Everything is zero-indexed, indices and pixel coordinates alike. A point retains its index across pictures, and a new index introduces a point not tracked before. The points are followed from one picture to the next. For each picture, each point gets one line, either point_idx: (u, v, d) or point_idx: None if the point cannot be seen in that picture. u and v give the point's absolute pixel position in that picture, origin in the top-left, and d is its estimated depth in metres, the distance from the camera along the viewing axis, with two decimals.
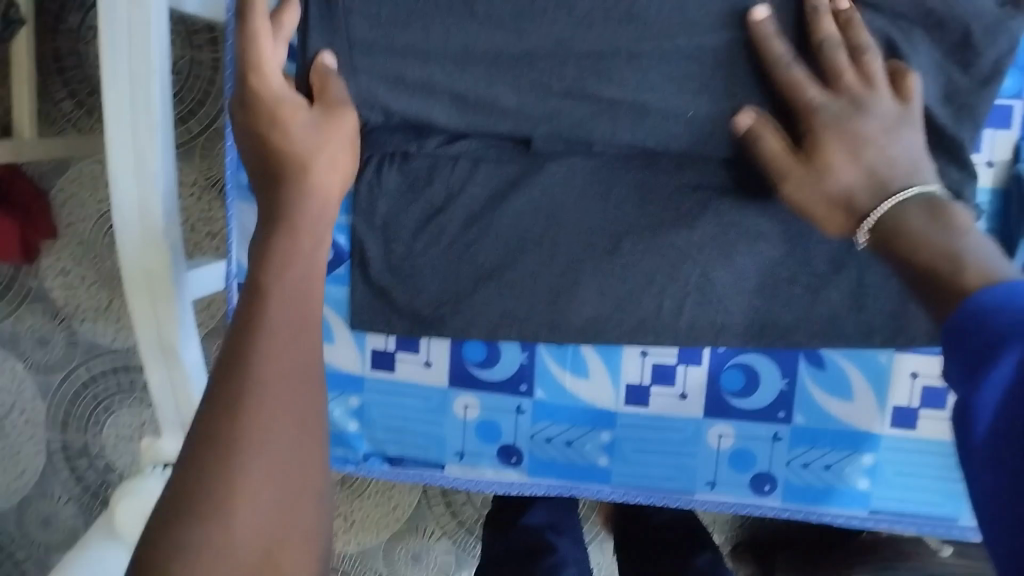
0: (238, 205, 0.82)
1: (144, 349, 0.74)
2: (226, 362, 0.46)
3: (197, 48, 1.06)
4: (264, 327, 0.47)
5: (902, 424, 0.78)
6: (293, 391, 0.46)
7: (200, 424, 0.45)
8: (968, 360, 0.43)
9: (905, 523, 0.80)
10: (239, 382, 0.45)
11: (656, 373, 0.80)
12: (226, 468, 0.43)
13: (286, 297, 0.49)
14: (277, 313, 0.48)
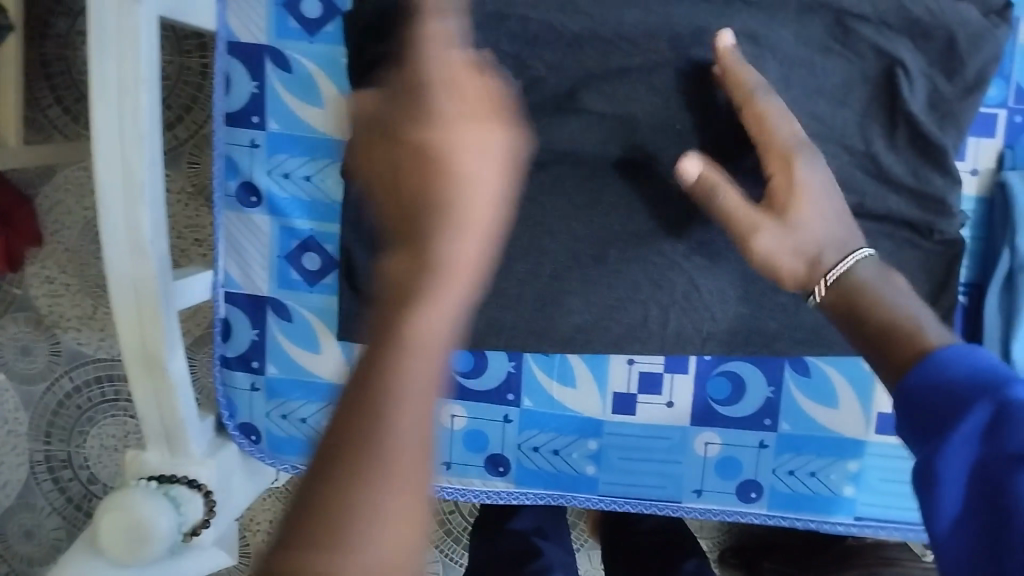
0: (224, 216, 0.81)
1: (129, 361, 0.73)
2: (342, 430, 0.38)
3: (186, 57, 1.06)
4: (394, 381, 0.39)
5: (887, 431, 0.79)
6: (416, 485, 0.38)
7: (305, 497, 0.37)
8: (934, 416, 0.48)
9: (889, 529, 0.81)
10: (342, 456, 0.38)
11: (643, 382, 0.81)
12: (319, 556, 0.36)
13: (428, 364, 0.39)
14: (410, 386, 0.39)
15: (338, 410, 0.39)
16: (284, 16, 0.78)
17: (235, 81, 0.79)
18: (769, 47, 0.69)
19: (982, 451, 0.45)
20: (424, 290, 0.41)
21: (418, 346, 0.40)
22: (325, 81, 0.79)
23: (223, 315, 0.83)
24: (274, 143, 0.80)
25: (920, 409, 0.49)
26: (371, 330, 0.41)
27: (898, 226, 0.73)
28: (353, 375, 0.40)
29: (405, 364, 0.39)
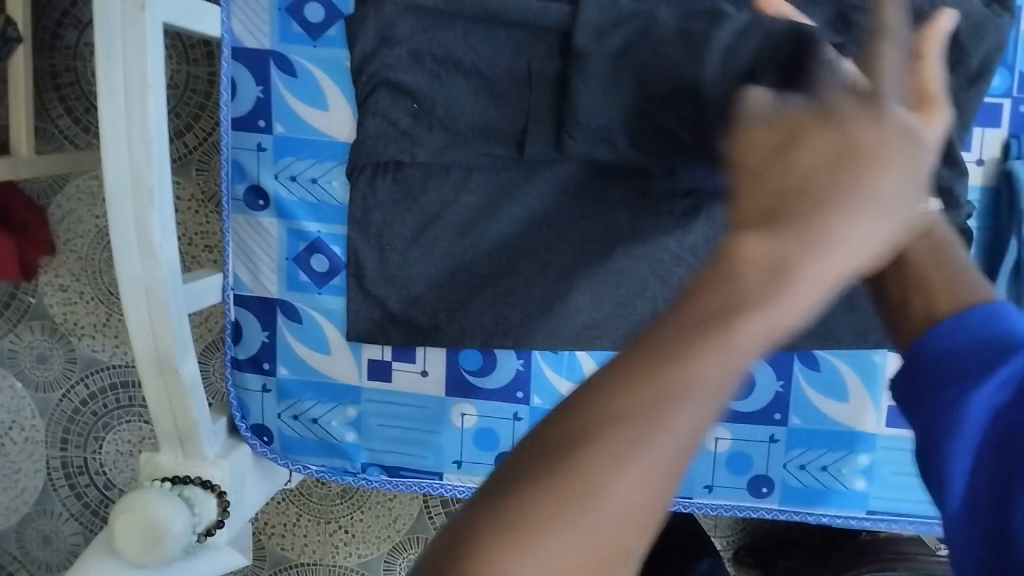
0: (234, 219, 0.82)
1: (142, 363, 0.74)
2: (561, 459, 0.34)
3: (194, 65, 1.07)
4: (681, 372, 0.34)
5: (899, 424, 0.79)
6: (615, 546, 0.33)
7: (508, 492, 0.34)
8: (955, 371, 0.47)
9: (902, 523, 0.80)
10: (596, 445, 0.33)
11: None
12: (542, 529, 0.33)
13: (670, 447, 0.34)
14: (648, 454, 0.34)
15: (618, 385, 0.34)
16: (288, 21, 0.78)
17: (241, 85, 0.80)
18: None
19: (1006, 411, 0.44)
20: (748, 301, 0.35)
21: (720, 346, 0.35)
22: (329, 84, 0.79)
23: (234, 317, 0.84)
24: (281, 147, 0.81)
25: (939, 366, 0.47)
26: (660, 379, 0.34)
27: None
28: (576, 420, 0.34)
29: (704, 368, 0.34)
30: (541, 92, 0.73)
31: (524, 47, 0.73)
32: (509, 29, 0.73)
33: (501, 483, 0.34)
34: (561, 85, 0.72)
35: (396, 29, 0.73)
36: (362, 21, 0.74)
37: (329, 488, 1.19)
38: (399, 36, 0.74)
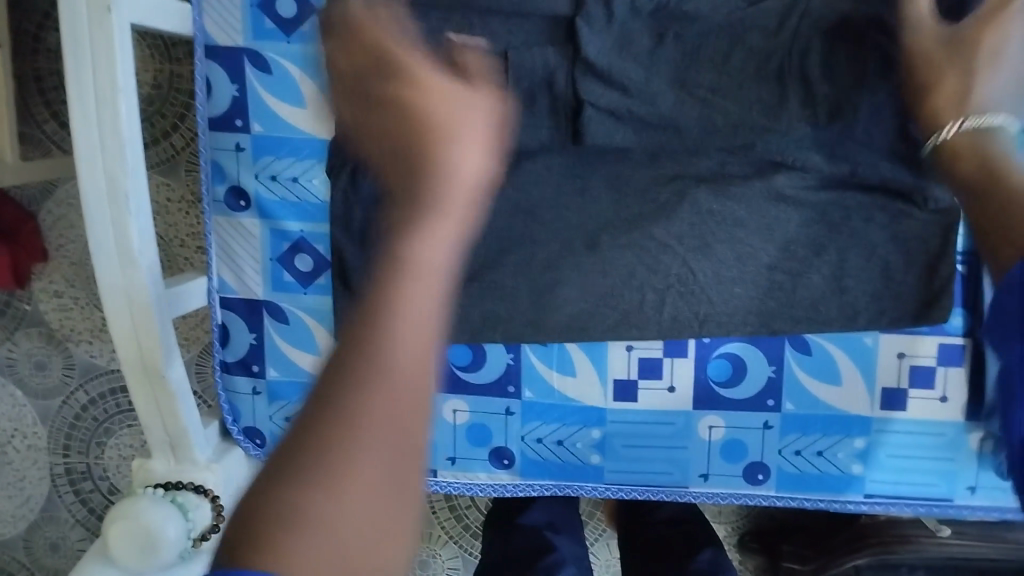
0: (216, 221, 0.82)
1: (127, 370, 0.73)
2: (323, 396, 0.38)
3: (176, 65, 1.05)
4: (392, 300, 0.38)
5: (892, 406, 0.78)
6: (401, 441, 0.37)
7: (292, 454, 0.37)
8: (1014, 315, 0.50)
9: (900, 505, 0.80)
10: (353, 384, 0.37)
11: (643, 368, 0.80)
12: (315, 485, 0.36)
13: (413, 333, 0.38)
14: (395, 358, 0.37)
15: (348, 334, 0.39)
16: (260, 17, 0.77)
17: (217, 84, 0.79)
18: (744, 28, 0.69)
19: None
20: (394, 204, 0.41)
21: (412, 278, 0.38)
22: (305, 80, 0.78)
23: (221, 320, 0.83)
24: (259, 145, 0.80)
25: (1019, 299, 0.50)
26: (380, 274, 0.39)
27: (890, 197, 0.72)
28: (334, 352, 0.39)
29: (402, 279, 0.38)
30: (520, 81, 0.71)
31: (502, 36, 0.72)
32: (484, 18, 0.72)
33: (288, 437, 0.38)
34: (539, 72, 0.71)
35: None
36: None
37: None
38: None
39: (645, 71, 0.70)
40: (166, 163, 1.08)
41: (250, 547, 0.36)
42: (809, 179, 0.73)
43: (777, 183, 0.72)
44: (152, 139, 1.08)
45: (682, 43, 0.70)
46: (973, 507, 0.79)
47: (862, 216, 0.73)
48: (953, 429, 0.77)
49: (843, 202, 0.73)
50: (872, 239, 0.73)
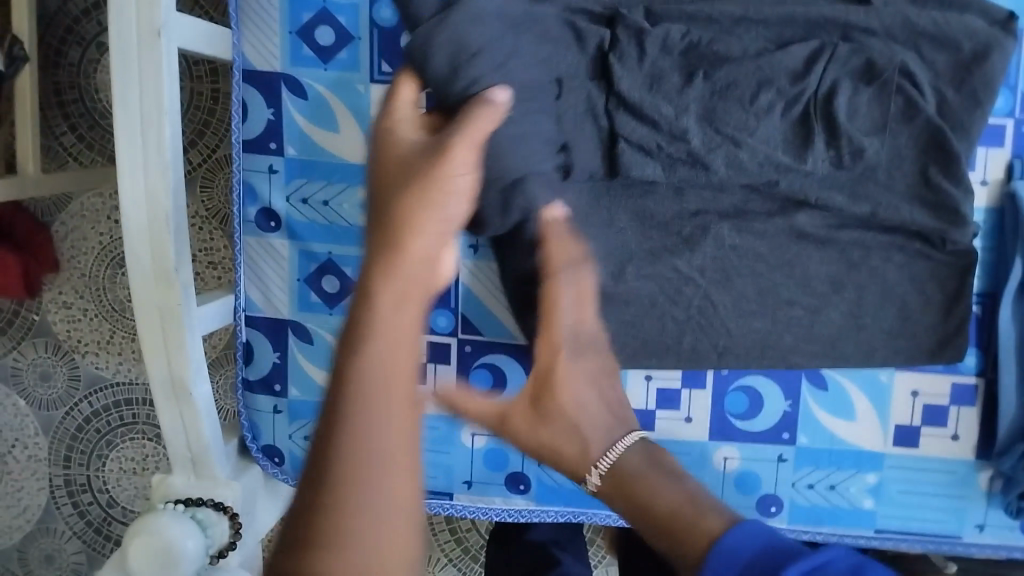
0: (245, 240, 0.83)
1: (156, 386, 0.74)
2: (308, 491, 0.40)
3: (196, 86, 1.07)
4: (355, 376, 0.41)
5: (906, 443, 0.79)
6: (382, 502, 0.39)
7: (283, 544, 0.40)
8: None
9: (909, 540, 0.81)
10: (324, 468, 0.39)
11: (660, 398, 0.81)
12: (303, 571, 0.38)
13: (370, 391, 0.41)
14: (356, 426, 0.40)
15: (323, 416, 0.41)
16: (299, 44, 0.79)
17: (251, 107, 0.81)
18: (772, 69, 0.71)
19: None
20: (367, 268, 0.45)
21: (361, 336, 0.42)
22: (339, 106, 0.80)
23: (245, 338, 0.84)
24: (292, 168, 0.81)
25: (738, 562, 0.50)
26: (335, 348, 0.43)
27: (909, 238, 0.74)
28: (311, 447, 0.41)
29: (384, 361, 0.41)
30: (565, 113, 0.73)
31: None
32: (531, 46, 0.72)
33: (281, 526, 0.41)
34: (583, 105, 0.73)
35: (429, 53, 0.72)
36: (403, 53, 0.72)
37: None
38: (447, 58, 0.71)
39: (674, 106, 0.71)
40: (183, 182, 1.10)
41: None
42: (829, 218, 0.75)
43: (798, 221, 0.75)
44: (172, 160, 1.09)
45: (712, 81, 0.71)
46: (981, 545, 0.80)
47: (880, 255, 0.75)
48: (963, 466, 0.79)
49: (863, 240, 0.75)
50: (889, 278, 0.75)
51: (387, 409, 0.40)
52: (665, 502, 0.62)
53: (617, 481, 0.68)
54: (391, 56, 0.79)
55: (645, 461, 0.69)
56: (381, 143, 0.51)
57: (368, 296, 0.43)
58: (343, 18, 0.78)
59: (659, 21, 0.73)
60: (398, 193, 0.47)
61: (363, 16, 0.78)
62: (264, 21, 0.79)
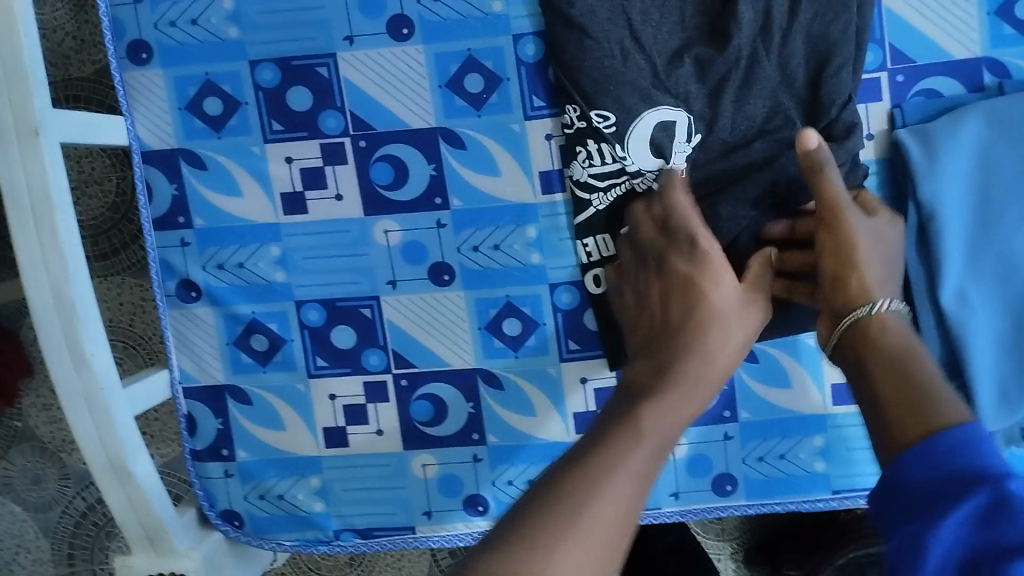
0: (170, 315, 0.85)
1: (96, 470, 0.75)
2: (531, 513, 0.44)
3: (96, 183, 1.04)
4: (609, 458, 0.47)
5: (844, 401, 0.80)
6: (606, 545, 0.43)
7: (497, 538, 0.43)
8: (934, 494, 0.42)
9: (867, 496, 0.81)
10: (554, 501, 0.44)
11: (599, 398, 0.82)
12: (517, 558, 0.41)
13: (627, 486, 0.46)
14: (605, 494, 0.45)
15: (544, 480, 0.46)
16: (190, 118, 0.81)
17: (156, 187, 0.83)
18: (630, 68, 0.74)
19: (969, 533, 0.40)
20: (653, 387, 0.56)
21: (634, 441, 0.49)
22: (239, 171, 0.81)
23: (187, 410, 0.86)
24: (203, 238, 0.83)
25: (945, 463, 0.43)
26: (585, 439, 0.51)
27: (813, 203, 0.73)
28: (534, 490, 0.46)
29: (630, 448, 0.49)
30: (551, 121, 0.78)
31: None
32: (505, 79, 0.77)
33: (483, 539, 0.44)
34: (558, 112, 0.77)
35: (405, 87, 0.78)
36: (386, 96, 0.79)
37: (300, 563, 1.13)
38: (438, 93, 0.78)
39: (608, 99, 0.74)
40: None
41: None
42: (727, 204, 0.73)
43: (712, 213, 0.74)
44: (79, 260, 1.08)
45: (602, 86, 0.74)
46: None
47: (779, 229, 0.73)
48: None
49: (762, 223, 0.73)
50: None
51: (622, 489, 0.46)
52: (892, 338, 0.55)
53: (879, 347, 0.55)
54: (280, 114, 0.80)
55: (902, 336, 0.55)
56: (682, 251, 0.63)
57: (635, 420, 0.51)
58: (227, 85, 0.80)
59: (563, 44, 0.74)
60: (675, 318, 0.61)
61: (246, 80, 0.80)
62: (153, 102, 0.81)
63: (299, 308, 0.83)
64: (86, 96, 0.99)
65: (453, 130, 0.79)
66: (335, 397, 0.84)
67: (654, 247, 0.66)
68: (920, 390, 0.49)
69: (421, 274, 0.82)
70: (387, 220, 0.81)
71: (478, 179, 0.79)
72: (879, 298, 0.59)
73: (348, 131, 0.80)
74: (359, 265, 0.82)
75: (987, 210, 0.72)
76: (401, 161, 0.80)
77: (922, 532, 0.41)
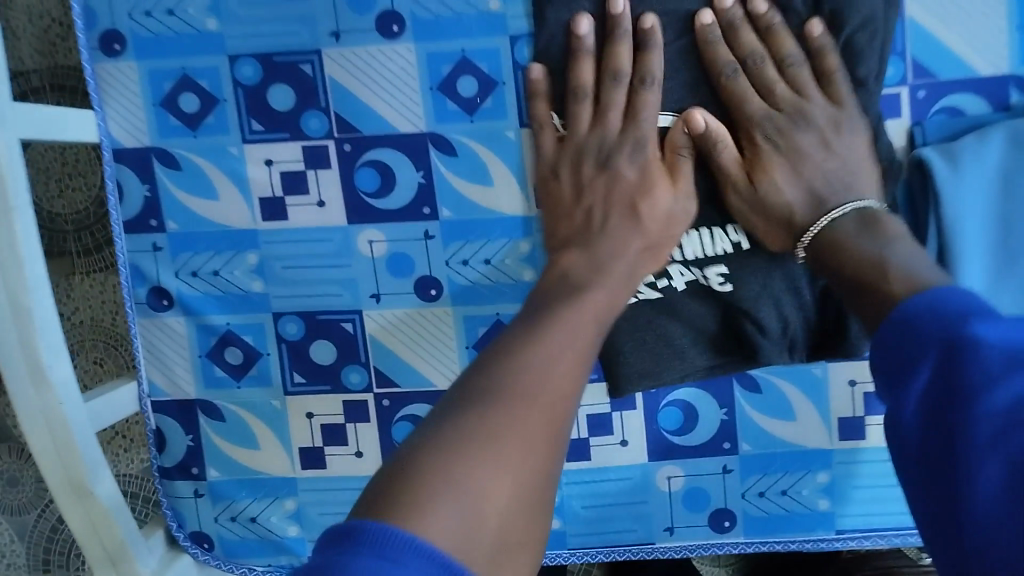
0: (140, 323, 0.80)
1: (54, 489, 0.71)
2: (470, 401, 0.49)
3: (81, 176, 0.95)
4: (513, 360, 0.51)
5: (851, 436, 0.75)
6: (538, 401, 0.49)
7: (439, 435, 0.47)
8: (918, 341, 0.44)
9: (873, 537, 0.77)
10: (487, 399, 0.49)
11: (592, 424, 0.77)
12: (477, 446, 0.46)
13: (541, 380, 0.51)
14: (516, 372, 0.50)
15: (446, 402, 0.49)
16: (165, 115, 0.76)
17: (127, 187, 0.78)
18: None
19: (932, 389, 0.42)
20: (550, 319, 0.56)
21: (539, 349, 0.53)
22: (215, 172, 0.76)
23: (155, 425, 0.81)
24: (176, 243, 0.78)
25: (915, 330, 0.45)
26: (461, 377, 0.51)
27: None
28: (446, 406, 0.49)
29: (529, 354, 0.52)
30: None
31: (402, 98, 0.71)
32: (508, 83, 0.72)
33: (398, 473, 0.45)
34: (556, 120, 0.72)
35: (392, 88, 0.73)
36: (373, 94, 0.73)
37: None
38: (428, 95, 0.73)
39: None
40: (57, 278, 0.98)
41: (411, 490, 0.43)
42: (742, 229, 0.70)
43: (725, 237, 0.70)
44: (52, 256, 0.98)
45: None
46: None
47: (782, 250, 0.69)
48: None
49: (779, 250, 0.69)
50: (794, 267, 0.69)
51: (531, 386, 0.50)
52: (845, 242, 0.60)
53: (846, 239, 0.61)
54: (260, 115, 0.75)
55: (857, 227, 0.61)
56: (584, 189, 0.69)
57: (532, 337, 0.54)
58: (206, 82, 0.75)
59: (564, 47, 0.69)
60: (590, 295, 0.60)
61: (224, 76, 0.74)
62: (126, 97, 0.76)
63: (277, 319, 0.78)
64: (74, 86, 0.92)
65: (444, 135, 0.74)
66: (312, 416, 0.80)
67: (587, 152, 0.69)
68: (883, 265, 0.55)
69: (407, 288, 0.77)
70: (371, 228, 0.76)
71: (470, 188, 0.74)
72: (833, 207, 0.64)
73: (332, 133, 0.75)
74: (341, 276, 0.77)
75: (1010, 237, 0.68)
76: (388, 167, 0.75)
77: (898, 394, 0.44)
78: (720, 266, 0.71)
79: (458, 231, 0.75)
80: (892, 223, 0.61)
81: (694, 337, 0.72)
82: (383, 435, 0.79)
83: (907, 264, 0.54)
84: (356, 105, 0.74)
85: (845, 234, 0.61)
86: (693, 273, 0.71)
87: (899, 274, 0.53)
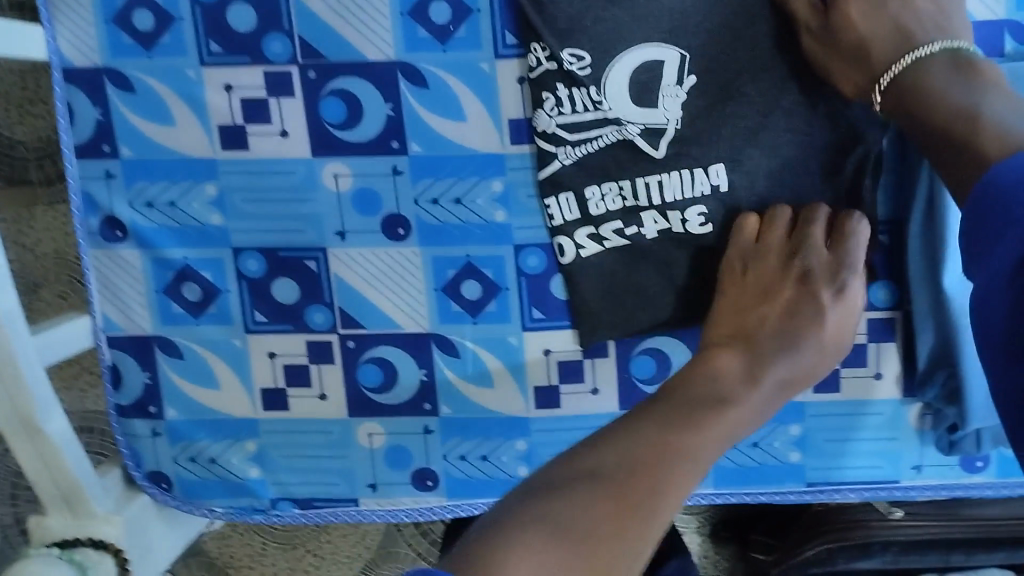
0: (92, 254, 0.76)
1: (3, 425, 0.69)
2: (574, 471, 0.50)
3: (42, 103, 0.85)
4: (626, 445, 0.51)
5: (827, 388, 0.73)
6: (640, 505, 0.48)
7: (543, 489, 0.49)
8: (1003, 214, 0.46)
9: (843, 490, 0.76)
10: (590, 475, 0.49)
11: (563, 372, 0.75)
12: (563, 516, 0.46)
13: (641, 479, 0.49)
14: (616, 466, 0.50)
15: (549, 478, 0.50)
16: (116, 33, 0.71)
17: (79, 111, 0.73)
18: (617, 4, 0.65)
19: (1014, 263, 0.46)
20: (665, 420, 0.54)
21: (664, 454, 0.51)
22: (171, 98, 0.72)
23: (110, 360, 0.78)
24: (131, 172, 0.74)
25: (996, 205, 0.47)
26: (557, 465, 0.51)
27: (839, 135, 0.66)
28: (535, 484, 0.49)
29: (645, 451, 0.51)
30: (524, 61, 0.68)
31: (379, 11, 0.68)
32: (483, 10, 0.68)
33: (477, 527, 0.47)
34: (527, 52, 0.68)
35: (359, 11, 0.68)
36: (341, 17, 0.69)
37: (203, 563, 1.00)
38: (398, 20, 0.68)
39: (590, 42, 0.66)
40: (14, 210, 0.88)
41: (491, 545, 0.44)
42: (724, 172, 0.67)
43: (702, 181, 0.68)
44: (3, 182, 0.87)
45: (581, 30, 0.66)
46: (921, 487, 0.75)
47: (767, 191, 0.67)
48: (890, 407, 0.73)
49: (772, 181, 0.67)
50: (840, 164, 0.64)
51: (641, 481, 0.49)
52: (936, 87, 0.58)
53: (935, 89, 0.58)
54: (218, 36, 0.70)
55: (950, 70, 0.59)
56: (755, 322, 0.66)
57: (648, 428, 0.53)
58: None
59: None
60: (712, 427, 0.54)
61: None
62: (75, 13, 0.70)
63: (236, 255, 0.75)
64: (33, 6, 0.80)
65: (414, 65, 0.69)
66: (274, 355, 0.77)
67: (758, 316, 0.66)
68: (993, 124, 0.55)
69: (374, 227, 0.73)
70: (336, 161, 0.72)
71: (442, 125, 0.70)
72: (921, 43, 0.60)
73: (295, 59, 0.70)
74: (303, 212, 0.73)
75: None
76: (355, 96, 0.70)
77: (983, 265, 0.48)
78: (701, 207, 0.68)
79: (429, 167, 0.71)
80: (987, 68, 0.59)
81: (667, 285, 0.71)
82: (346, 378, 0.77)
83: (1006, 126, 0.54)
84: (321, 29, 0.69)
85: (942, 78, 0.59)
86: (669, 221, 0.69)
87: (996, 136, 0.54)
